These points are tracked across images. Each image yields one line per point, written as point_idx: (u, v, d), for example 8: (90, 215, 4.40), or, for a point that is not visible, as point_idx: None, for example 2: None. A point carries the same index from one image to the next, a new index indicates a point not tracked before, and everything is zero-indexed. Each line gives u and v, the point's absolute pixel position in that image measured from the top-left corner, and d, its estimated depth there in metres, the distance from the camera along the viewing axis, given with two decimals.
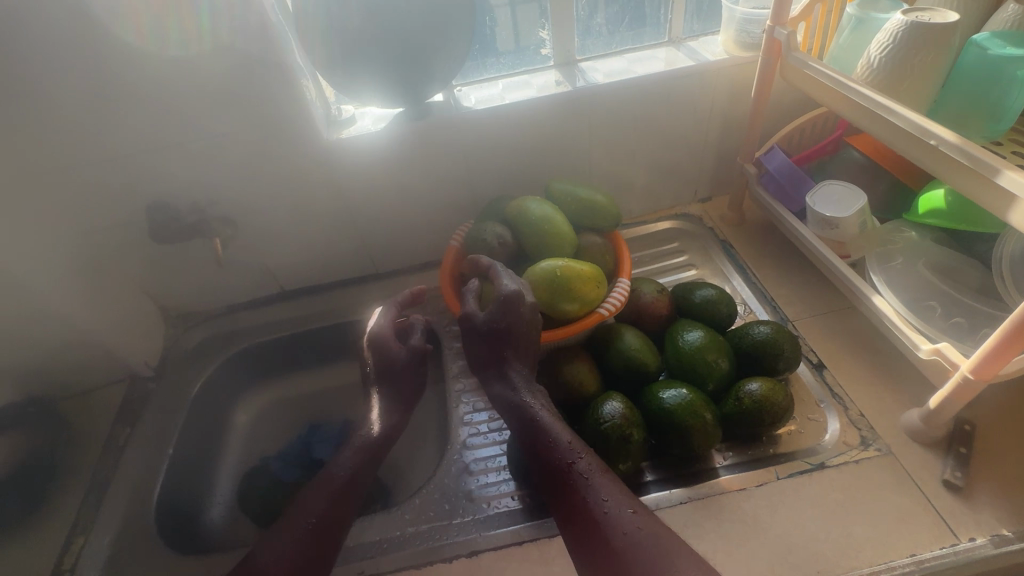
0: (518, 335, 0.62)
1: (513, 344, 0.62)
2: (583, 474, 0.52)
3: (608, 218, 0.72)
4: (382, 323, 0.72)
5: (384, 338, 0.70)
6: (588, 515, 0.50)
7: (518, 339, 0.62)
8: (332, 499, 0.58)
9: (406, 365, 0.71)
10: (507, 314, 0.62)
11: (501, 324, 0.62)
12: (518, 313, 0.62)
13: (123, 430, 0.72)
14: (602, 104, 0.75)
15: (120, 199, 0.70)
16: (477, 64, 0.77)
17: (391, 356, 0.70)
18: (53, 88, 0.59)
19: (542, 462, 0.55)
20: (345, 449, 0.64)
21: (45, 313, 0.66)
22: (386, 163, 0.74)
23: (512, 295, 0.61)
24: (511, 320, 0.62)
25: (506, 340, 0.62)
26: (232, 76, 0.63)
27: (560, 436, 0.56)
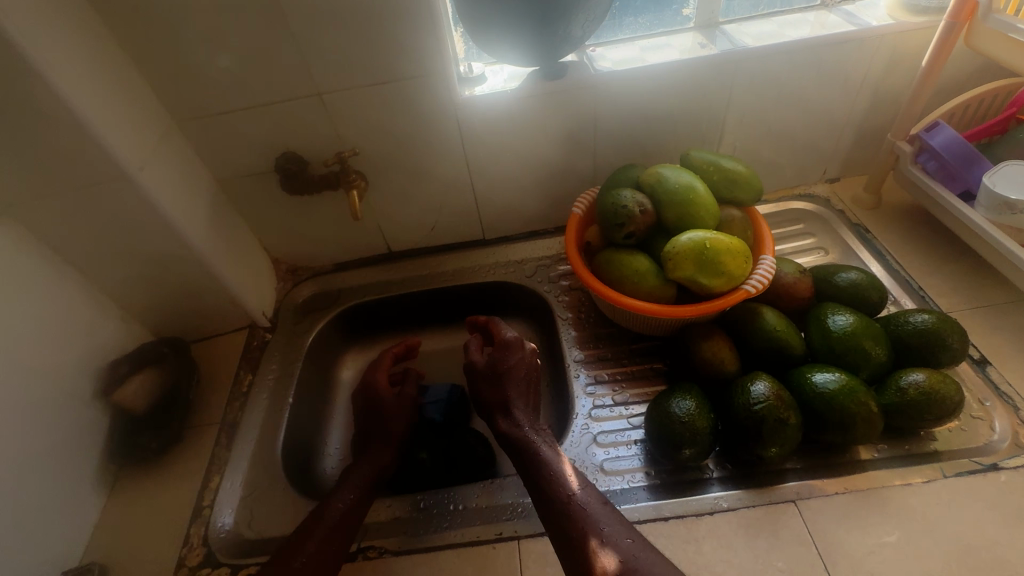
0: (514, 377, 0.64)
1: (511, 389, 0.63)
2: (584, 505, 0.51)
3: (750, 192, 0.67)
4: (379, 372, 0.70)
5: (377, 388, 0.68)
6: (587, 545, 0.48)
7: (516, 383, 0.63)
8: (325, 537, 0.53)
9: (399, 407, 0.67)
10: (504, 359, 0.64)
11: (498, 369, 0.64)
12: (516, 357, 0.65)
13: (246, 377, 0.74)
14: (749, 71, 0.70)
15: (256, 149, 0.70)
16: (613, 22, 0.73)
17: (383, 397, 0.68)
18: (210, 31, 0.59)
19: (547, 495, 0.53)
20: (337, 489, 0.58)
21: (185, 258, 0.67)
22: (515, 125, 0.72)
23: (512, 342, 0.66)
24: (510, 363, 0.64)
25: (502, 385, 0.63)
26: (381, 26, 0.61)
27: (562, 468, 0.55)
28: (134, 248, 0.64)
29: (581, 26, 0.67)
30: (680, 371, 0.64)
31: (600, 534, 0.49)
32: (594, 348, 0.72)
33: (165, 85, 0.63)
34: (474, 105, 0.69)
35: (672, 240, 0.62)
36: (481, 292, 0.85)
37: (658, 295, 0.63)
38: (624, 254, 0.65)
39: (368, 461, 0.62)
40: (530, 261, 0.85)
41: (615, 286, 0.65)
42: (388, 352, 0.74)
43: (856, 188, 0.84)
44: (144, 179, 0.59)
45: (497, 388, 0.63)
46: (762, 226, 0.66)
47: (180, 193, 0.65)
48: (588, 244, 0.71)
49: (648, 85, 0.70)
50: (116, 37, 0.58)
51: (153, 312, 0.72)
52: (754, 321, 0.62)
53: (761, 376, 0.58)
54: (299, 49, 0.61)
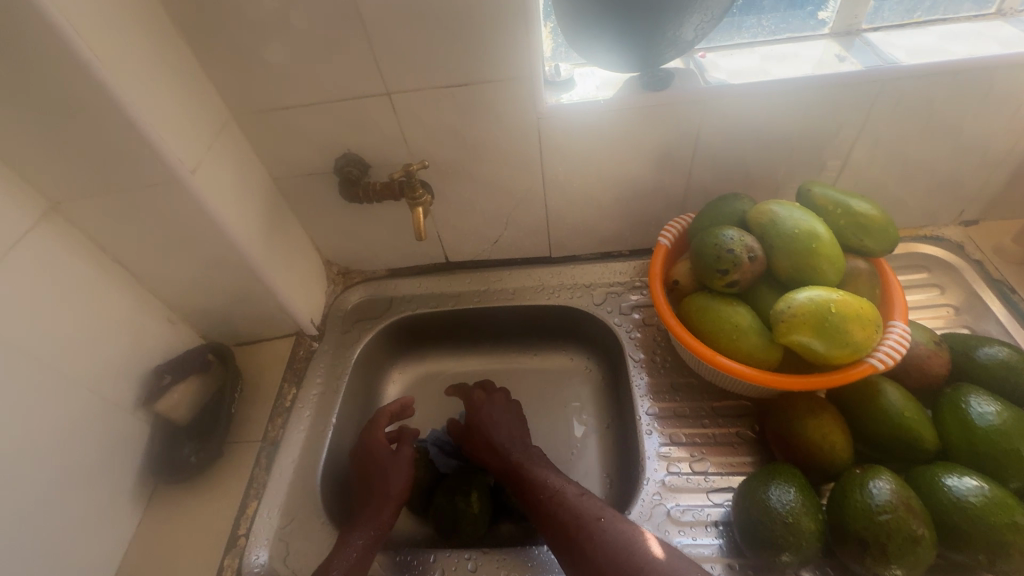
0: (499, 418, 0.64)
1: (495, 429, 0.63)
2: (594, 518, 0.51)
3: (884, 241, 0.56)
4: (376, 431, 0.63)
5: (373, 449, 0.62)
6: (608, 548, 0.48)
7: (502, 425, 0.64)
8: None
9: (396, 465, 0.61)
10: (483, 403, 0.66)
11: (478, 414, 0.64)
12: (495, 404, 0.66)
13: (290, 391, 0.69)
14: (894, 92, 0.58)
15: (316, 149, 0.64)
16: (731, 25, 0.62)
17: (382, 464, 0.61)
18: (276, 19, 0.52)
19: (560, 517, 0.52)
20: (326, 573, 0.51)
21: (235, 264, 0.62)
22: (604, 140, 0.63)
23: (496, 392, 0.68)
24: (492, 410, 0.65)
25: (483, 426, 0.63)
26: (465, 20, 0.53)
27: (564, 484, 0.55)
28: (184, 252, 0.60)
29: (694, 27, 0.57)
30: (776, 446, 0.55)
31: (616, 535, 0.49)
32: (670, 400, 0.64)
33: (225, 75, 0.57)
34: (560, 114, 0.60)
35: (786, 296, 0.52)
36: (542, 316, 0.77)
37: (760, 358, 0.54)
38: (721, 304, 0.56)
39: (368, 518, 0.57)
40: (599, 286, 0.77)
41: (706, 338, 0.56)
42: (384, 411, 0.65)
43: (999, 235, 0.71)
44: (196, 181, 0.54)
45: (478, 430, 0.63)
46: (893, 285, 0.56)
47: (234, 195, 0.60)
48: (675, 284, 0.62)
49: (770, 103, 0.59)
50: (175, 21, 0.53)
51: (200, 315, 0.68)
52: (877, 400, 0.52)
53: (884, 472, 0.48)
54: (371, 42, 0.54)
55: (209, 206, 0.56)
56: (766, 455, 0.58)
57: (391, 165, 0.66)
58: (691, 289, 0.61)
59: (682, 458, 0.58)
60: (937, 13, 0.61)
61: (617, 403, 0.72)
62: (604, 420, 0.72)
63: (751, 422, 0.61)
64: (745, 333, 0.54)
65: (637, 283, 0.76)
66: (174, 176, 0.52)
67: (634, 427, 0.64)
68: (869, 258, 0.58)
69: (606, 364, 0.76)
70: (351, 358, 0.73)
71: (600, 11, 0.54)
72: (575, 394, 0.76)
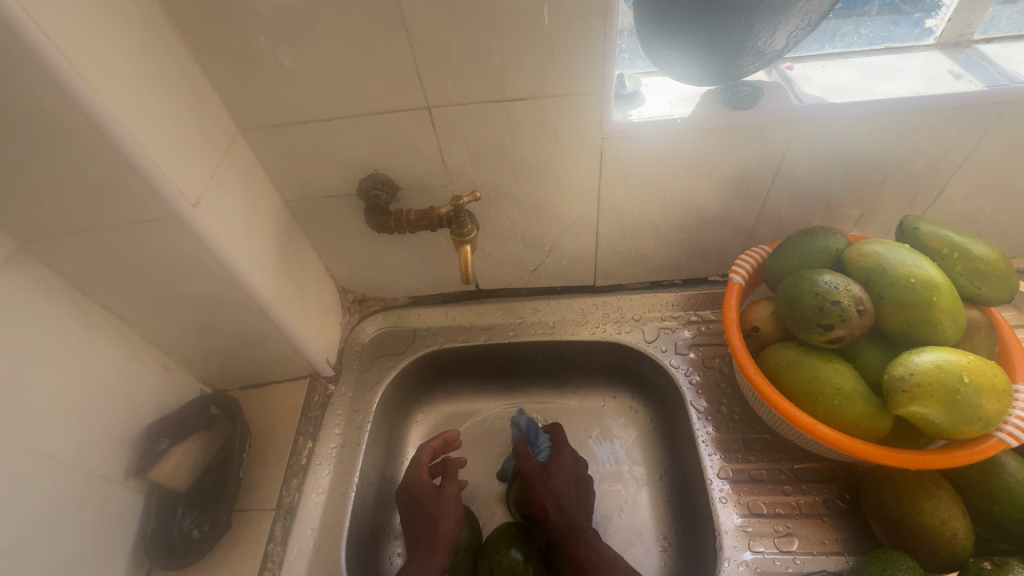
0: (561, 480, 0.59)
1: (559, 494, 0.57)
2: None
3: (1003, 289, 0.49)
4: (417, 468, 0.58)
5: (415, 487, 0.57)
6: None
7: (563, 486, 0.58)
8: None
9: (441, 505, 0.55)
10: (551, 464, 0.60)
11: (543, 472, 0.59)
12: (563, 464, 0.60)
13: (305, 445, 0.61)
14: (1017, 116, 0.50)
15: (337, 169, 0.55)
16: (824, 33, 0.56)
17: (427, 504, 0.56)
18: (295, 17, 0.43)
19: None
20: None
21: (243, 306, 0.53)
22: (674, 162, 0.55)
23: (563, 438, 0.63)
24: (560, 470, 0.59)
25: (546, 485, 0.58)
26: (527, 23, 0.44)
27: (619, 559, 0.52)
28: (183, 294, 0.51)
29: (788, 35, 0.48)
30: (877, 523, 0.48)
31: None
32: (743, 462, 0.56)
33: (231, 82, 0.48)
34: (630, 132, 0.52)
35: (902, 358, 0.45)
36: (585, 354, 0.69)
37: (866, 427, 0.46)
38: (817, 361, 0.49)
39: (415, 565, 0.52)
40: (650, 320, 0.68)
41: (801, 400, 0.49)
42: (425, 447, 0.61)
43: None
44: (201, 215, 0.45)
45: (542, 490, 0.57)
46: (1011, 340, 0.48)
47: (243, 226, 0.51)
48: (755, 331, 0.54)
49: (875, 124, 0.51)
50: (170, 17, 0.43)
51: (202, 359, 0.59)
52: (999, 477, 0.45)
53: (1020, 566, 0.42)
54: (410, 46, 0.45)
55: (216, 243, 0.46)
56: (859, 529, 0.51)
57: (422, 187, 0.57)
58: (773, 337, 0.53)
59: (765, 535, 0.51)
60: None
61: (674, 454, 0.64)
62: (657, 472, 0.64)
63: (838, 489, 0.54)
64: (851, 399, 0.46)
65: (692, 317, 0.68)
66: (173, 210, 0.42)
67: (701, 491, 0.57)
68: (982, 307, 0.50)
69: (656, 407, 0.67)
70: (373, 402, 0.64)
71: (691, 16, 0.46)
72: (622, 442, 0.68)
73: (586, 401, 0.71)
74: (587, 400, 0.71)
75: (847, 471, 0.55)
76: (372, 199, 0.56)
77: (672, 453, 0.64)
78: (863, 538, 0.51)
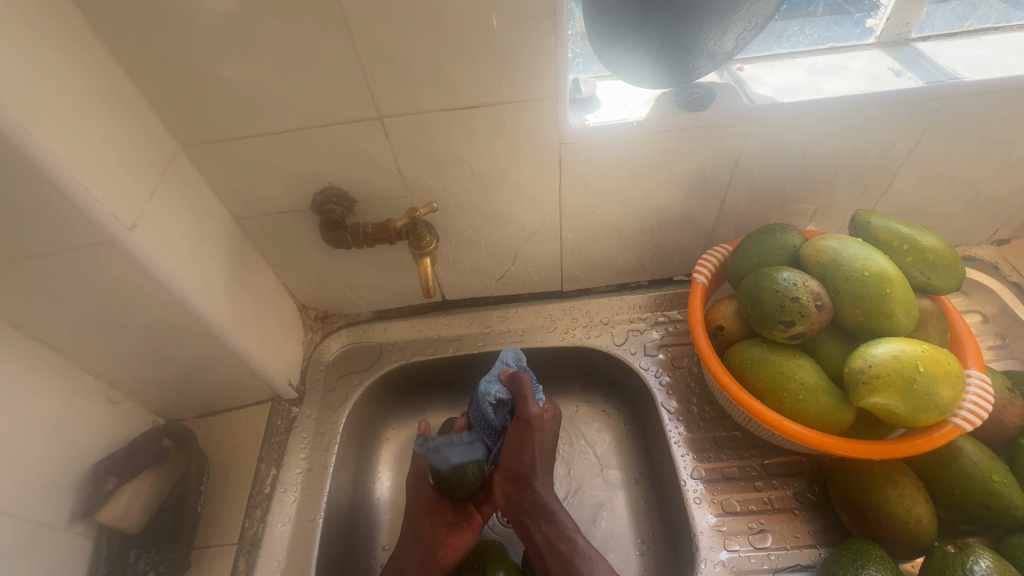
0: (547, 438, 0.55)
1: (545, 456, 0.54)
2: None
3: (952, 277, 0.50)
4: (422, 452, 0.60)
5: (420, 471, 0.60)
6: None
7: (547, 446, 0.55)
8: None
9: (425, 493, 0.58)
10: (546, 419, 0.55)
11: (541, 426, 0.54)
12: (554, 420, 0.56)
13: (269, 472, 0.58)
14: (955, 111, 0.52)
15: (288, 184, 0.53)
16: (771, 34, 0.57)
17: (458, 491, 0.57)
18: (232, 28, 0.41)
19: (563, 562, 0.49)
20: None
21: (194, 332, 0.51)
22: (633, 164, 0.55)
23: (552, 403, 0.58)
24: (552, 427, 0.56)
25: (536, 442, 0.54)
26: (476, 31, 0.43)
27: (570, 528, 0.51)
28: (127, 323, 0.48)
29: (736, 37, 0.49)
30: (846, 515, 0.49)
31: None
32: (715, 460, 0.56)
33: (169, 98, 0.45)
34: (586, 138, 0.51)
35: (861, 350, 0.46)
36: (556, 360, 0.68)
37: (830, 420, 0.47)
38: (780, 357, 0.49)
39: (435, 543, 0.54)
40: (618, 323, 0.68)
41: (766, 397, 0.49)
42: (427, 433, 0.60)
43: None
44: (141, 239, 0.42)
45: (530, 446, 0.54)
46: (961, 327, 0.50)
47: (190, 248, 0.48)
48: (720, 329, 0.54)
49: (825, 121, 0.52)
50: (96, 30, 0.41)
51: (153, 389, 0.56)
52: (957, 461, 0.47)
53: (981, 548, 0.43)
54: (356, 56, 0.44)
55: (159, 268, 0.44)
56: (828, 520, 0.52)
57: (380, 199, 0.56)
58: (738, 335, 0.54)
59: (739, 533, 0.52)
60: (988, 21, 0.57)
61: (648, 456, 0.63)
62: (633, 475, 0.64)
63: (808, 482, 0.55)
64: (814, 393, 0.47)
65: (659, 318, 0.68)
66: (109, 235, 0.40)
67: (675, 493, 0.56)
68: (932, 295, 0.52)
69: (627, 409, 0.67)
70: (340, 422, 0.62)
71: (641, 20, 0.46)
72: (597, 447, 0.67)
73: (558, 408, 0.70)
74: (559, 406, 0.70)
75: (815, 463, 0.55)
76: (327, 214, 0.54)
77: (646, 454, 0.64)
78: (834, 529, 0.51)
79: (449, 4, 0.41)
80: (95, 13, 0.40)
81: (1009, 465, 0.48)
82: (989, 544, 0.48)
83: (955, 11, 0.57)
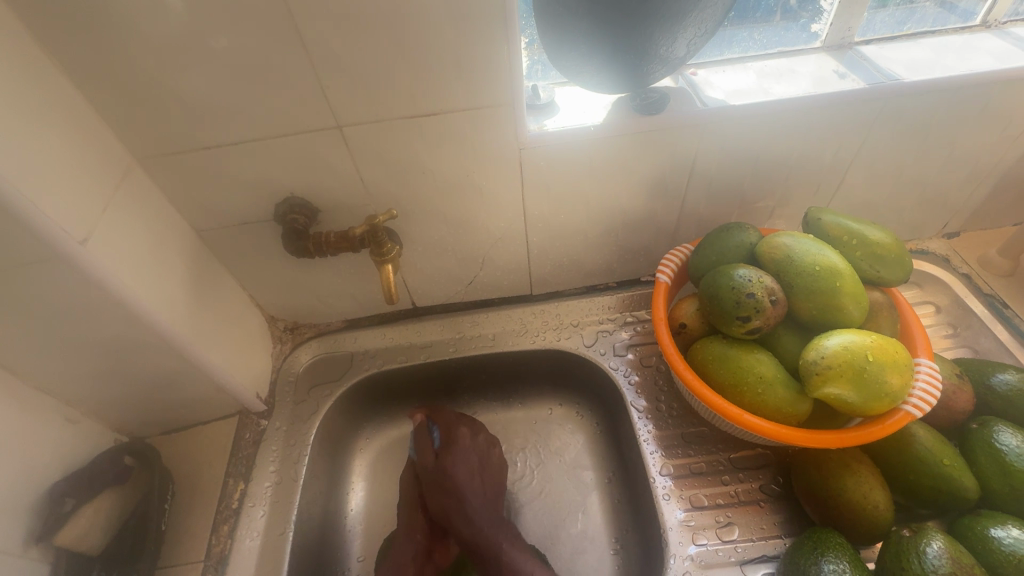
0: (463, 476, 0.57)
1: (467, 491, 0.56)
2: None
3: (900, 270, 0.52)
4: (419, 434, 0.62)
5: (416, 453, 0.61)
6: None
7: (469, 489, 0.57)
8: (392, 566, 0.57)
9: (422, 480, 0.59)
10: (447, 458, 0.58)
11: (445, 470, 0.57)
12: (461, 453, 0.59)
13: (237, 487, 0.57)
14: (897, 110, 0.54)
15: (248, 194, 0.53)
16: (723, 40, 0.59)
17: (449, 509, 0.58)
18: (183, 39, 0.41)
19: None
20: None
21: (153, 346, 0.50)
22: (592, 168, 0.56)
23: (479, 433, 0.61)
24: (461, 463, 0.58)
25: (450, 484, 0.57)
26: (430, 39, 0.44)
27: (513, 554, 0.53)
28: (83, 340, 0.47)
29: (687, 43, 0.51)
30: (808, 504, 0.50)
31: None
32: (683, 457, 0.57)
33: (121, 109, 0.45)
34: (545, 142, 0.52)
35: (814, 343, 0.48)
36: (527, 364, 0.69)
37: (788, 412, 0.48)
38: (739, 352, 0.50)
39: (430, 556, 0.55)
40: (587, 325, 0.69)
41: (728, 392, 0.50)
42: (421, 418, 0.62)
43: (984, 247, 0.70)
44: (94, 253, 0.42)
45: (449, 493, 0.56)
46: (910, 317, 0.52)
47: (148, 261, 0.47)
48: (682, 327, 0.55)
49: (775, 123, 0.54)
50: (41, 43, 0.40)
51: (114, 407, 0.55)
52: (910, 447, 0.48)
53: (934, 530, 0.44)
54: (312, 65, 0.44)
55: (114, 282, 0.43)
56: (793, 511, 0.53)
57: (343, 208, 0.56)
58: (700, 332, 0.55)
59: (707, 527, 0.52)
60: (926, 24, 0.59)
61: (619, 455, 0.64)
62: (606, 475, 0.65)
63: (773, 473, 0.56)
64: (772, 386, 0.48)
65: (628, 318, 0.69)
66: (59, 249, 0.39)
67: (645, 490, 0.57)
68: (883, 288, 0.54)
69: (599, 410, 0.68)
70: (310, 434, 0.61)
71: (592, 27, 0.48)
72: (570, 448, 0.67)
73: (531, 411, 0.70)
74: (532, 410, 0.70)
75: (780, 455, 0.57)
76: (290, 224, 0.54)
77: (618, 453, 0.64)
78: (798, 518, 0.53)
79: (400, 13, 0.42)
80: (40, 26, 0.39)
81: (960, 448, 0.50)
82: (945, 527, 0.49)
83: (895, 16, 0.59)
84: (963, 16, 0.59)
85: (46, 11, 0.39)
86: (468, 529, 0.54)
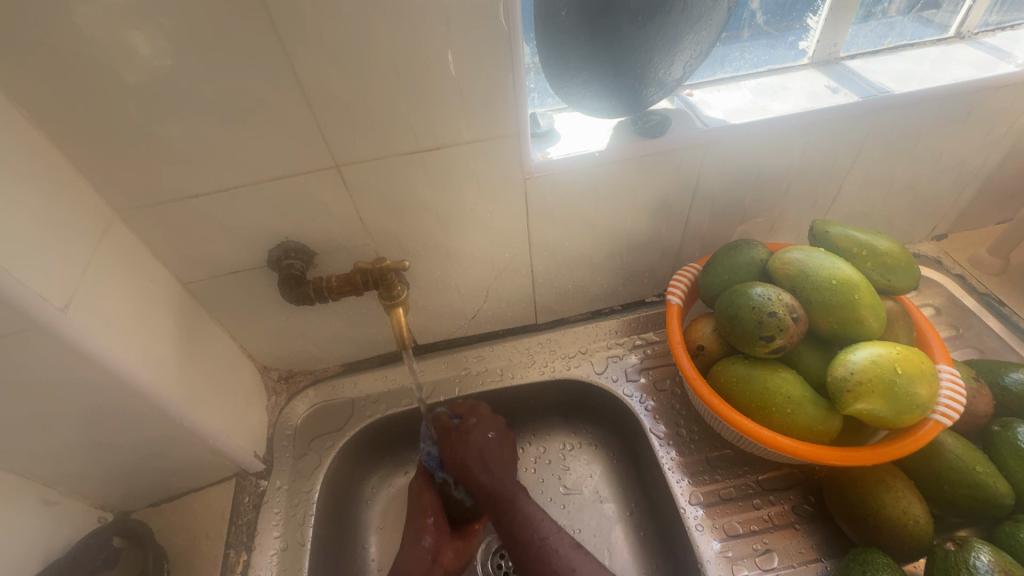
0: (482, 439, 0.55)
1: (478, 443, 0.54)
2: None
3: (910, 277, 0.52)
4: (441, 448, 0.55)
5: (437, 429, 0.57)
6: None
7: (486, 446, 0.54)
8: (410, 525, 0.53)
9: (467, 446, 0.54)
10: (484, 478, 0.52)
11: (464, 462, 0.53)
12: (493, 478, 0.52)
13: (239, 558, 0.53)
14: (890, 120, 0.55)
15: (240, 243, 0.50)
16: (716, 60, 0.60)
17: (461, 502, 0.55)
18: (168, 84, 0.39)
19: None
20: None
21: (140, 413, 0.45)
22: (596, 193, 0.55)
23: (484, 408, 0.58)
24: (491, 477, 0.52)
25: (474, 478, 0.53)
26: (434, 73, 0.42)
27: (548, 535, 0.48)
28: (62, 413, 0.42)
29: (684, 64, 0.50)
30: (847, 524, 0.49)
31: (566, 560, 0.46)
32: (713, 484, 0.56)
33: (99, 160, 0.42)
34: (551, 170, 0.51)
35: (840, 358, 0.47)
36: (538, 396, 0.66)
37: (819, 430, 0.47)
38: (763, 371, 0.49)
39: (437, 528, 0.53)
40: (596, 351, 0.67)
41: (758, 414, 0.49)
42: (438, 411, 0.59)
43: (972, 247, 0.72)
44: (76, 318, 0.38)
45: (465, 444, 0.54)
46: (924, 324, 0.52)
47: (134, 322, 0.44)
48: (700, 349, 0.54)
49: (775, 138, 0.54)
50: (9, 95, 0.37)
51: (97, 482, 0.50)
52: (940, 457, 0.48)
53: (979, 542, 0.43)
54: (309, 108, 0.42)
55: (96, 348, 0.39)
56: (828, 531, 0.52)
57: (341, 248, 0.53)
58: (718, 353, 0.54)
59: (746, 558, 0.50)
60: (906, 38, 0.61)
61: (640, 485, 0.62)
62: (628, 506, 0.61)
63: (803, 493, 0.55)
64: (803, 406, 0.47)
65: (636, 341, 0.68)
66: (37, 317, 0.35)
67: (674, 522, 0.55)
68: (894, 297, 0.54)
69: (615, 439, 0.65)
70: (313, 491, 0.57)
71: (594, 53, 0.47)
72: (588, 481, 0.64)
73: (545, 444, 0.67)
74: (545, 444, 0.67)
75: (808, 474, 0.56)
76: (286, 269, 0.51)
77: (639, 483, 0.62)
78: (835, 538, 0.51)
79: (402, 48, 0.40)
80: (7, 74, 0.36)
81: (987, 453, 0.50)
82: (982, 535, 0.48)
83: (876, 31, 0.61)
84: (939, 30, 0.62)
85: (14, 60, 0.36)
86: (481, 468, 0.53)
